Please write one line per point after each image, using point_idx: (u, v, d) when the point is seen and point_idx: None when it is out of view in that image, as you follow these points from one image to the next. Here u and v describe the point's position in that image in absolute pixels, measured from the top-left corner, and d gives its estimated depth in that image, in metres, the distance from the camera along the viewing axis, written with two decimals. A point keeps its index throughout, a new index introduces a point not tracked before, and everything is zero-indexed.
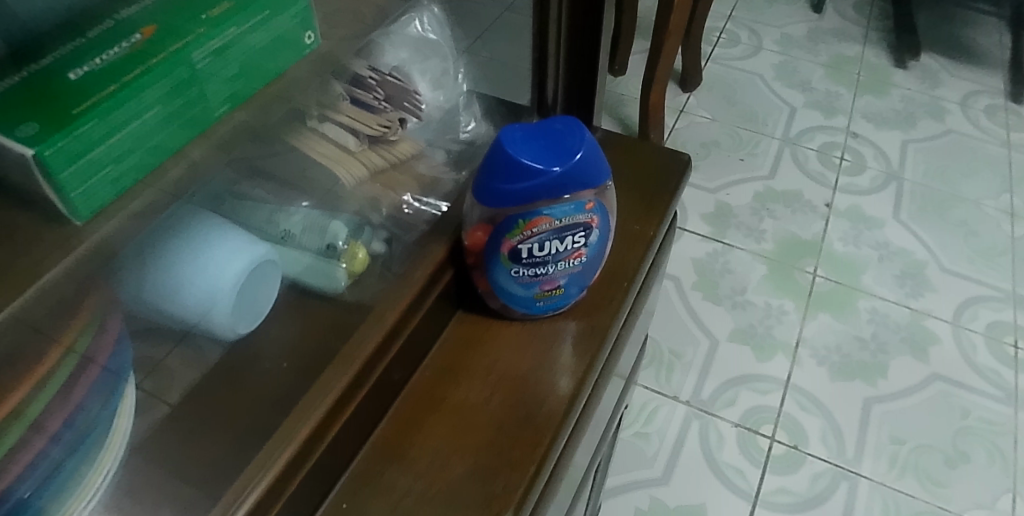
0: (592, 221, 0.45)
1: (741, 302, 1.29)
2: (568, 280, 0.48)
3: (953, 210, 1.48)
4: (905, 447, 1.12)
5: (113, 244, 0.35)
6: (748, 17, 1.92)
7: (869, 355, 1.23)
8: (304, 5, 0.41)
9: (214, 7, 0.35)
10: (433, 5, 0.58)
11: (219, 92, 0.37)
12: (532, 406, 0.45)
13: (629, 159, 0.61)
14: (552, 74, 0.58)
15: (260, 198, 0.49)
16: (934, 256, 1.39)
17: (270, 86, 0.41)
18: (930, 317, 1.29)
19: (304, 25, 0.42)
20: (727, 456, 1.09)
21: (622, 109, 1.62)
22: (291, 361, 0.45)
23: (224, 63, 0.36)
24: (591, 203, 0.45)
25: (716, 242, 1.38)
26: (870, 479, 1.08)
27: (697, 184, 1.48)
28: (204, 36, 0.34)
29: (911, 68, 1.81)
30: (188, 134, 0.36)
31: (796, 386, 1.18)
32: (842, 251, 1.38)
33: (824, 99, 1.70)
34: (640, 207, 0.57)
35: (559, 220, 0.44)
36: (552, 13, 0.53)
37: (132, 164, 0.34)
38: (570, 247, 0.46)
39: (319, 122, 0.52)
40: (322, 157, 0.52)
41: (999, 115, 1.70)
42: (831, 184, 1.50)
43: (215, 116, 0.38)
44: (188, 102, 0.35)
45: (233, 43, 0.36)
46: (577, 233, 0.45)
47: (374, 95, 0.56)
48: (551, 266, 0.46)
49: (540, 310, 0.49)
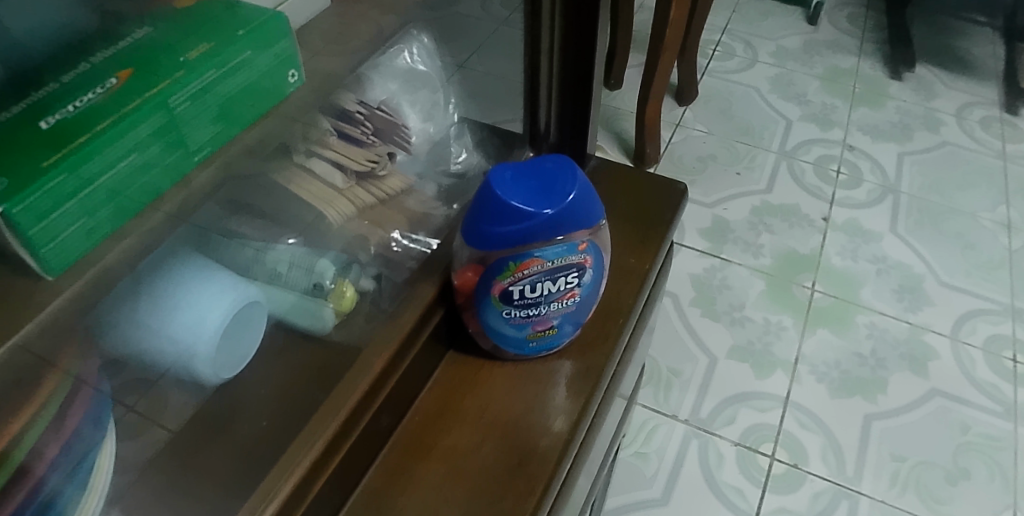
0: (585, 261, 0.45)
1: (739, 318, 1.28)
2: (561, 319, 0.47)
3: (950, 222, 1.48)
4: (906, 464, 1.11)
5: (118, 270, 0.35)
6: (743, 30, 1.93)
7: (868, 371, 1.22)
8: (290, 41, 0.40)
9: (192, 49, 0.34)
10: (422, 35, 0.58)
11: (200, 136, 0.36)
12: (527, 451, 0.44)
13: (624, 189, 0.61)
14: (545, 102, 0.58)
15: (246, 236, 0.47)
16: (931, 269, 1.38)
17: (250, 130, 0.40)
18: (929, 331, 1.28)
19: (289, 61, 0.41)
20: (727, 476, 1.08)
21: (618, 123, 1.62)
22: (273, 419, 0.43)
23: (202, 106, 0.35)
24: (584, 244, 0.44)
25: (714, 258, 1.37)
26: (871, 497, 1.07)
27: (694, 199, 1.48)
28: (182, 80, 0.33)
29: (906, 80, 1.81)
30: (167, 181, 0.35)
31: (796, 404, 1.17)
32: (840, 266, 1.37)
33: (820, 112, 1.70)
34: (636, 239, 0.57)
35: (551, 261, 0.43)
36: (543, 39, 0.53)
37: (125, 204, 0.33)
38: (563, 288, 0.45)
39: (306, 157, 0.50)
40: (310, 196, 0.51)
41: (994, 126, 1.70)
42: (828, 197, 1.50)
43: (198, 158, 0.37)
44: (170, 148, 0.34)
45: (213, 85, 0.35)
46: (570, 273, 0.44)
47: (363, 129, 0.55)
48: (543, 307, 0.45)
49: (533, 349, 0.48)
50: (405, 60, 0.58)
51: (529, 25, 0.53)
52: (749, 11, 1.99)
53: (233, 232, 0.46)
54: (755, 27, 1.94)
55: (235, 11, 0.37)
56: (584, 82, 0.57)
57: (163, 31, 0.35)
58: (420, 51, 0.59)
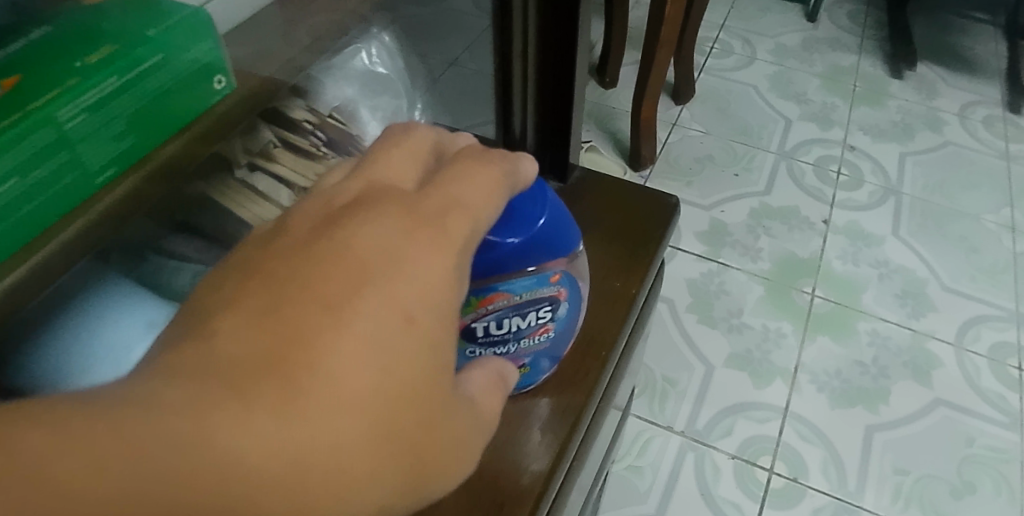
0: (558, 294, 0.43)
1: (737, 324, 1.24)
2: (533, 357, 0.46)
3: (952, 225, 1.44)
4: (908, 477, 1.07)
5: (55, 262, 0.37)
6: (741, 27, 1.89)
7: (870, 380, 1.18)
8: (212, 44, 0.41)
9: (91, 55, 0.35)
10: (381, 35, 0.60)
11: (105, 152, 0.36)
12: (498, 501, 0.42)
13: (608, 207, 0.61)
14: (517, 112, 0.61)
15: (183, 257, 0.43)
16: (933, 272, 1.35)
17: (168, 144, 0.41)
18: (932, 339, 1.24)
19: (212, 65, 0.41)
20: (724, 490, 1.05)
21: (614, 123, 1.58)
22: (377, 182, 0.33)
23: (104, 118, 0.35)
24: (557, 275, 0.42)
25: (711, 262, 1.33)
26: (873, 512, 1.03)
27: (691, 201, 1.44)
28: (74, 89, 0.34)
29: (908, 78, 1.77)
30: (69, 198, 0.36)
31: (795, 414, 1.13)
32: (841, 270, 1.33)
33: (820, 111, 1.66)
34: (623, 264, 0.56)
35: (518, 296, 0.41)
36: (514, 54, 0.56)
37: (23, 221, 0.34)
38: (535, 323, 0.43)
39: (248, 171, 0.49)
40: (247, 213, 0.46)
41: (997, 126, 1.67)
42: (828, 199, 1.46)
43: (101, 178, 0.37)
44: (69, 164, 0.35)
45: (113, 96, 0.35)
46: (542, 307, 0.43)
47: (311, 141, 0.52)
48: (513, 344, 0.43)
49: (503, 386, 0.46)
50: (361, 61, 0.59)
51: (500, 41, 0.56)
52: (748, 8, 1.95)
53: (173, 253, 0.43)
54: (754, 24, 1.90)
55: (154, 12, 0.39)
56: (562, 92, 0.59)
57: (63, 40, 0.36)
58: (378, 52, 0.60)
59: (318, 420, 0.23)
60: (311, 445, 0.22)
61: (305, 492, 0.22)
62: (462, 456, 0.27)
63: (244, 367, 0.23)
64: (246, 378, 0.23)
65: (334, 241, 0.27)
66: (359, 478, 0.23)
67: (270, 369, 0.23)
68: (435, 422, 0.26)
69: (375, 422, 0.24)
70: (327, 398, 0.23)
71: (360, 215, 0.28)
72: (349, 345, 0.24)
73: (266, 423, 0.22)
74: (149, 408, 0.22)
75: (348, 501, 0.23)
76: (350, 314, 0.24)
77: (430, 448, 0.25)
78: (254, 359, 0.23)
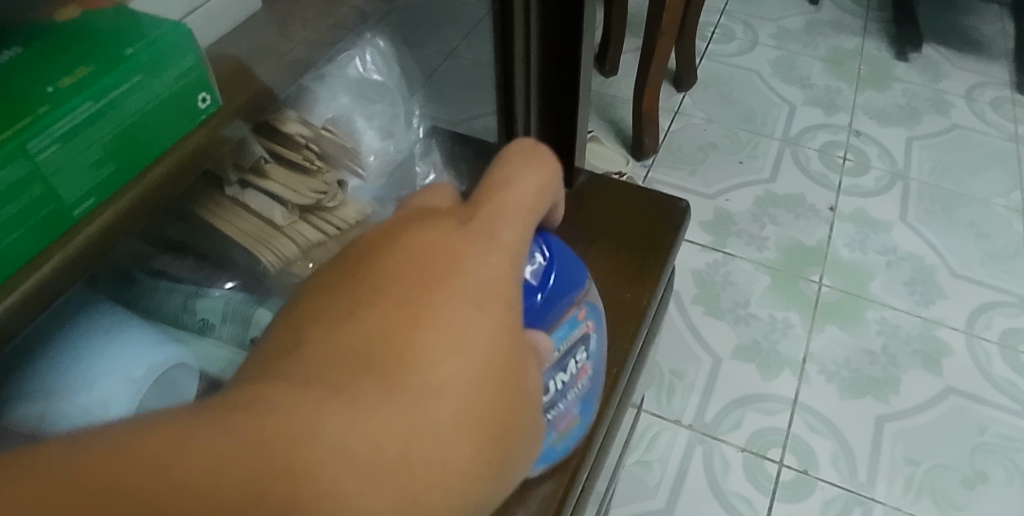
0: (586, 329, 0.48)
1: (744, 315, 1.23)
2: (578, 408, 0.49)
3: (961, 210, 1.42)
4: (920, 468, 1.06)
5: (55, 287, 0.36)
6: (743, 11, 1.86)
7: (880, 369, 1.16)
8: (195, 59, 0.40)
9: (63, 79, 0.34)
10: (376, 40, 0.63)
11: (81, 183, 0.35)
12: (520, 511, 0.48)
13: (619, 220, 0.68)
14: (520, 115, 0.65)
15: (174, 278, 0.50)
16: (943, 259, 1.33)
17: (150, 170, 0.39)
18: (942, 326, 1.23)
19: (196, 82, 0.40)
20: (733, 484, 1.04)
21: (615, 111, 1.56)
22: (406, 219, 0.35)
23: (77, 147, 0.34)
24: (583, 312, 0.47)
25: (716, 252, 1.32)
26: (885, 504, 1.02)
27: (695, 190, 1.42)
28: (46, 118, 0.32)
29: (913, 60, 1.74)
30: (44, 234, 0.34)
31: (805, 406, 1.12)
32: (848, 258, 1.31)
33: (825, 95, 1.64)
34: (633, 277, 0.63)
35: (560, 347, 0.45)
36: (514, 49, 0.58)
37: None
38: (575, 370, 0.48)
39: (239, 189, 0.53)
40: (242, 233, 0.53)
41: (1005, 108, 1.64)
42: (834, 186, 1.44)
43: (79, 210, 0.36)
44: (42, 197, 0.33)
45: (87, 123, 0.34)
46: (576, 348, 0.47)
47: (304, 155, 0.58)
48: (563, 401, 0.47)
49: (554, 450, 0.49)
50: (356, 68, 0.63)
51: (499, 42, 0.58)
52: None
53: (163, 272, 0.49)
54: (755, 8, 1.87)
55: (130, 28, 0.37)
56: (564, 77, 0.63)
57: (34, 60, 0.34)
58: (371, 57, 0.63)
59: (414, 405, 0.25)
60: (407, 425, 0.24)
61: (408, 474, 0.24)
62: (534, 444, 0.29)
63: (339, 360, 0.25)
64: (336, 371, 0.25)
65: (399, 248, 0.29)
66: (448, 451, 0.25)
67: (359, 362, 0.25)
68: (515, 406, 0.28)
69: (463, 405, 0.25)
70: (417, 386, 0.25)
71: (418, 228, 0.30)
72: (428, 338, 0.26)
73: (369, 411, 0.24)
74: (256, 403, 0.23)
75: (448, 479, 0.24)
76: (422, 309, 0.27)
77: (513, 430, 0.27)
78: (343, 356, 0.25)
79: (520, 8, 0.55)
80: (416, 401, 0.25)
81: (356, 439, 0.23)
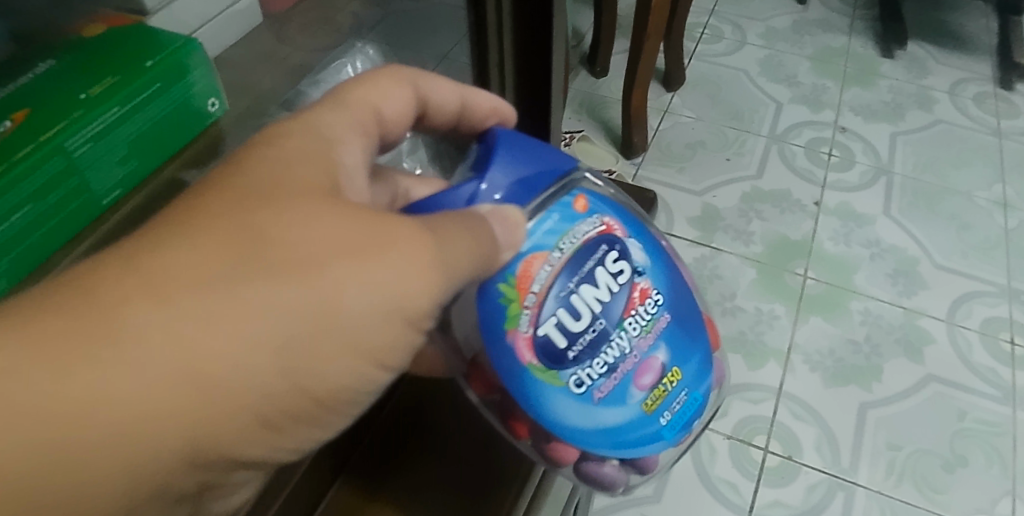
0: (606, 226, 0.43)
1: (730, 308, 1.26)
2: (660, 347, 0.44)
3: (943, 202, 1.45)
4: (902, 453, 1.09)
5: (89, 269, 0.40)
6: (731, 11, 1.90)
7: (862, 358, 1.20)
8: (206, 71, 0.46)
9: (94, 87, 0.39)
10: (364, 48, 0.61)
11: (109, 178, 0.40)
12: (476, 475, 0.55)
13: None
14: None
15: None
16: (926, 251, 1.36)
17: (166, 166, 0.44)
18: (924, 316, 1.26)
19: (207, 90, 0.46)
20: (720, 470, 1.07)
21: (605, 111, 1.59)
22: None
23: (107, 145, 0.39)
24: (580, 198, 0.43)
25: (704, 247, 1.35)
26: (868, 488, 1.05)
27: (683, 188, 1.45)
28: (80, 121, 0.38)
29: (899, 58, 1.78)
30: (76, 224, 0.39)
31: (790, 394, 1.15)
32: (832, 251, 1.35)
33: (811, 93, 1.67)
34: None
35: (560, 251, 0.41)
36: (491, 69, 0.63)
37: (37, 244, 0.37)
38: (621, 292, 0.43)
39: None
40: None
41: (988, 102, 1.67)
42: (819, 181, 1.47)
43: (108, 201, 0.41)
44: (75, 191, 0.38)
45: (116, 124, 0.40)
46: (601, 248, 0.42)
47: None
48: (616, 336, 0.42)
49: (662, 424, 0.44)
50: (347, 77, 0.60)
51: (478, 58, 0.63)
52: None
53: None
54: (743, 8, 1.91)
55: (149, 43, 0.43)
56: None
57: (66, 72, 0.40)
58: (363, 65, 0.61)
59: (128, 260, 0.31)
60: (108, 279, 0.30)
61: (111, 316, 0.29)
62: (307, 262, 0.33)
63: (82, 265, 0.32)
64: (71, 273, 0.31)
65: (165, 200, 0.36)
66: (149, 291, 0.30)
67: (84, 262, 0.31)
68: (246, 240, 0.33)
69: (175, 253, 0.31)
70: (130, 249, 0.31)
71: None
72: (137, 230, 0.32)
73: (72, 280, 0.30)
74: None
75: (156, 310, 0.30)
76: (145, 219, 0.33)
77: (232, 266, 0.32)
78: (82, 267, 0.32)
79: (493, 31, 0.60)
80: (135, 257, 0.31)
81: (62, 298, 0.29)
